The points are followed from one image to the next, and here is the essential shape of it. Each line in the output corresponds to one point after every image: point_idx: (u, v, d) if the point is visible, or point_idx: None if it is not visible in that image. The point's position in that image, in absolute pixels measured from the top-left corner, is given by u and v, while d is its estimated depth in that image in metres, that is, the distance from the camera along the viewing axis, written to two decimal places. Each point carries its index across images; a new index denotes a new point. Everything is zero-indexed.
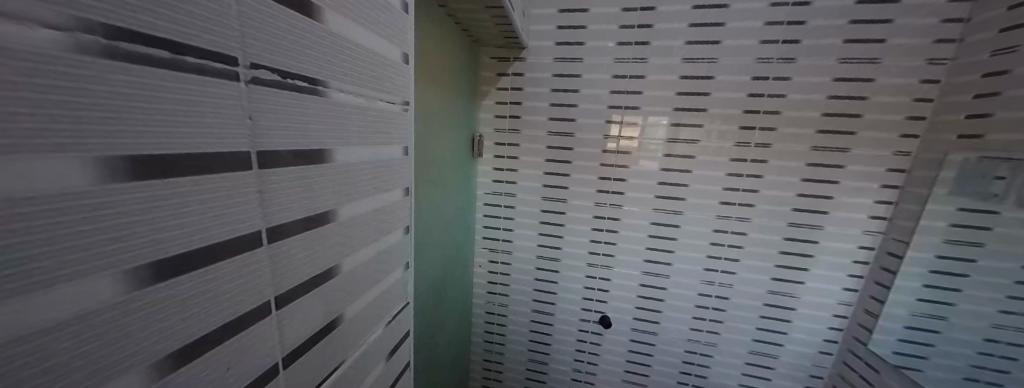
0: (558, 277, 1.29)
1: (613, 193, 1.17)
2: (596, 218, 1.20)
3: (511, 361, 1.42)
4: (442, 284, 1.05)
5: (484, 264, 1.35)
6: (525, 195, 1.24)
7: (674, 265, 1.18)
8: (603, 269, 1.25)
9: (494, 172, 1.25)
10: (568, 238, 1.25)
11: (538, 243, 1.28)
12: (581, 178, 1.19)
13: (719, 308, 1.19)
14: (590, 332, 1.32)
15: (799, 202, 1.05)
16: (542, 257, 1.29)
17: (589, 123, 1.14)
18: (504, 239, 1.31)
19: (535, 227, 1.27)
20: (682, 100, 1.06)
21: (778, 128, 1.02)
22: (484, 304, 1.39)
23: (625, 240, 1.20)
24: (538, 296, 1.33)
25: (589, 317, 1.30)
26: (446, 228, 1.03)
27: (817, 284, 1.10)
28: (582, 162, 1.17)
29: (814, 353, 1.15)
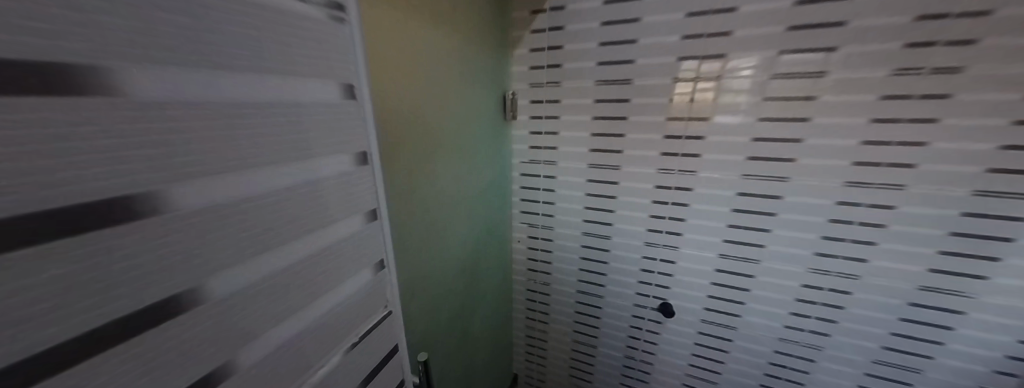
0: (608, 257, 1.11)
1: (684, 156, 0.89)
2: (658, 189, 0.95)
3: (555, 341, 1.33)
4: (474, 264, 0.95)
5: (524, 240, 1.22)
6: (568, 163, 1.04)
7: (768, 248, 0.89)
8: (668, 249, 1.01)
9: (531, 137, 1.07)
10: (620, 213, 1.03)
11: (584, 219, 1.09)
12: (640, 137, 0.93)
13: (832, 306, 0.89)
14: (648, 319, 1.13)
15: (1006, 159, 0.66)
16: (589, 234, 1.10)
17: (653, 65, 0.85)
18: (544, 214, 1.15)
19: (580, 200, 1.07)
20: (804, 14, 0.70)
21: (985, 38, 0.62)
22: (525, 281, 1.29)
23: (699, 216, 0.94)
24: (583, 276, 1.18)
25: (645, 303, 1.11)
26: (474, 202, 0.90)
27: (1022, 283, 0.72)
28: (641, 118, 0.91)
29: (987, 374, 0.81)
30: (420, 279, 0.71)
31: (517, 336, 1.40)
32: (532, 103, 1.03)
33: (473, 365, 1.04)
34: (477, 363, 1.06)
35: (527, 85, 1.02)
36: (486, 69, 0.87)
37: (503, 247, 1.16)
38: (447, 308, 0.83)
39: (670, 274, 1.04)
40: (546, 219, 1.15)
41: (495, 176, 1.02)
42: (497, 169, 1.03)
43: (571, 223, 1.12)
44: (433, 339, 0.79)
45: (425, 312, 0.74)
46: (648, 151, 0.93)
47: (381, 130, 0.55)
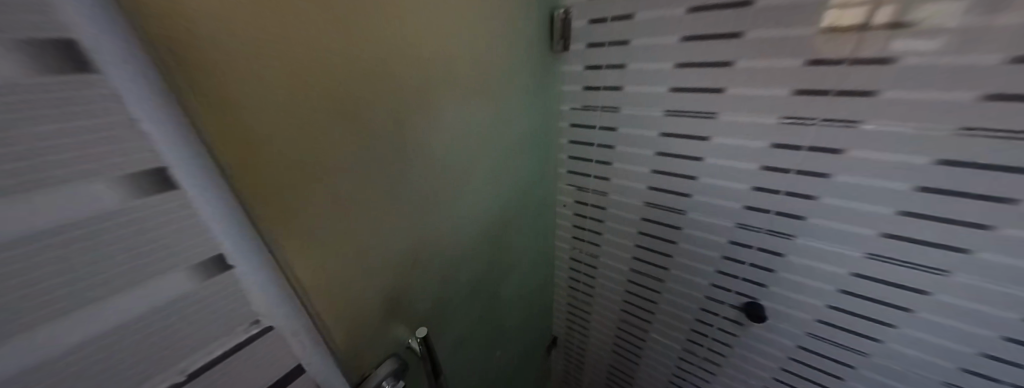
0: (676, 236, 0.85)
1: (839, 96, 0.53)
2: (773, 149, 0.62)
3: (600, 316, 1.20)
4: (503, 228, 0.83)
5: (570, 204, 1.04)
6: (633, 110, 0.77)
7: (978, 259, 0.52)
8: (772, 238, 0.71)
9: (587, 74, 0.80)
10: (703, 180, 0.74)
11: (650, 186, 0.83)
12: (758, 66, 0.58)
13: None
14: (722, 317, 0.89)
15: None
16: (654, 206, 0.85)
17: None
18: (597, 177, 0.92)
19: (645, 160, 0.81)
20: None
21: None
22: (569, 250, 1.14)
23: (843, 194, 0.59)
24: (640, 254, 0.96)
25: (722, 299, 0.86)
26: (500, 161, 0.73)
27: None
28: (763, 35, 0.56)
29: None
30: (428, 243, 0.61)
31: (558, 303, 1.31)
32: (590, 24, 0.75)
33: (503, 328, 0.99)
34: (507, 327, 1.02)
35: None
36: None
37: (544, 209, 1.01)
38: (467, 274, 0.75)
39: (768, 269, 0.75)
40: (599, 182, 0.93)
41: (535, 124, 0.82)
42: (538, 115, 0.82)
43: (630, 190, 0.88)
44: (450, 305, 0.72)
45: (437, 279, 0.66)
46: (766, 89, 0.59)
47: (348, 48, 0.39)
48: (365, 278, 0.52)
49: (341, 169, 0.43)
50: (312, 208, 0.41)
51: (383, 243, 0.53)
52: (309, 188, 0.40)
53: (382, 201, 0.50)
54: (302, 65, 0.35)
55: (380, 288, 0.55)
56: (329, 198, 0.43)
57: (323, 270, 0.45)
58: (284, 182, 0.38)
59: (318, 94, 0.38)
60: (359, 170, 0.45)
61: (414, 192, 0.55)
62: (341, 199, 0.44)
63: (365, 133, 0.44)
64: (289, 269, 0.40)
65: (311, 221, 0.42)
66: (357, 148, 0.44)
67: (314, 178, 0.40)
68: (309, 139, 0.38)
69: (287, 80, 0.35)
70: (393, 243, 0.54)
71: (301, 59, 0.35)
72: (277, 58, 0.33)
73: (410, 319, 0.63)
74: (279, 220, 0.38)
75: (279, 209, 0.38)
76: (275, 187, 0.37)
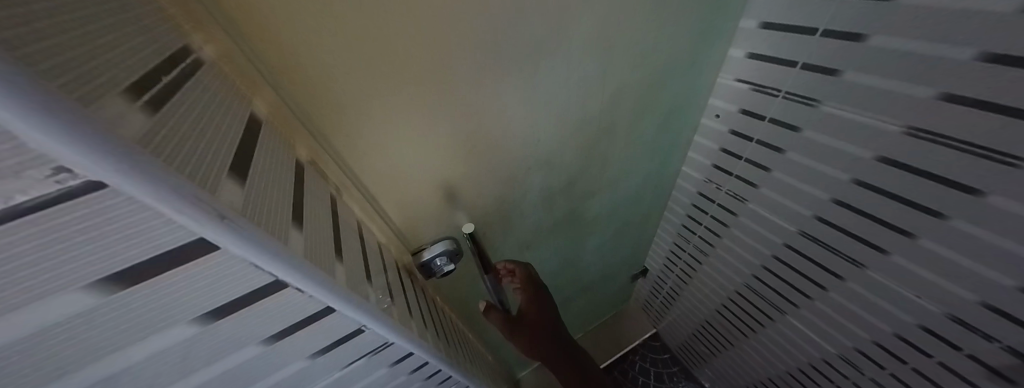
0: (949, 206, 0.45)
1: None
2: None
3: (714, 269, 0.96)
4: (600, 136, 0.64)
5: (727, 115, 0.69)
6: None
7: None
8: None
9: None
10: None
11: (939, 94, 0.41)
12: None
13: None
14: (964, 354, 0.54)
15: None
16: (921, 138, 0.44)
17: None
18: (806, 68, 0.53)
19: (975, 41, 0.36)
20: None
21: None
22: (700, 182, 0.84)
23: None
24: (831, 217, 0.61)
25: (994, 335, 0.49)
26: (617, 57, 0.52)
27: None
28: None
29: None
30: (492, 141, 0.52)
31: (661, 238, 1.10)
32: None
33: (581, 243, 0.93)
34: (585, 244, 0.94)
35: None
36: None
37: (678, 118, 0.71)
38: (540, 182, 0.65)
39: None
40: (804, 81, 0.54)
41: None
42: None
43: (881, 100, 0.46)
44: (518, 208, 0.68)
45: (503, 180, 0.59)
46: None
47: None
48: (423, 189, 0.51)
49: (372, 34, 0.32)
50: (359, 108, 0.37)
51: (437, 136, 0.46)
52: (336, 55, 0.32)
53: (430, 82, 0.40)
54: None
55: (438, 183, 0.52)
56: (365, 74, 0.35)
57: (375, 156, 0.43)
58: (320, 96, 0.34)
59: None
60: (404, 46, 0.35)
61: (472, 74, 0.42)
62: (388, 111, 0.39)
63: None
64: (335, 146, 0.39)
65: (349, 98, 0.36)
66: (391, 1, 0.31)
67: (340, 43, 0.32)
68: (345, 46, 0.32)
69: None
70: (449, 137, 0.47)
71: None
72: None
73: (475, 215, 0.61)
74: (313, 93, 0.34)
75: (308, 79, 0.33)
76: (313, 100, 0.34)
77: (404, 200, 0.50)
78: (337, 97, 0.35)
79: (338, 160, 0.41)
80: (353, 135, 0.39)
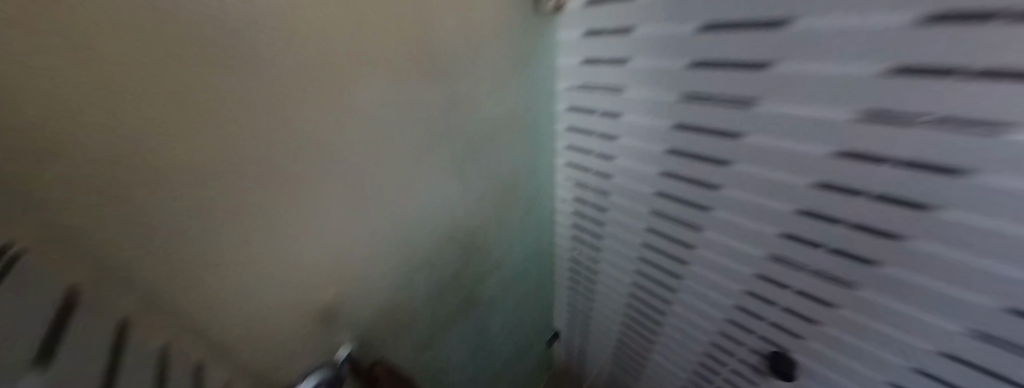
0: (688, 256, 0.70)
1: (986, 81, 0.28)
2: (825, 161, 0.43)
3: (600, 322, 1.11)
4: (469, 233, 0.77)
5: (568, 201, 0.92)
6: (638, 91, 0.60)
7: None
8: (823, 283, 0.52)
9: (586, 43, 0.64)
10: (724, 193, 0.57)
11: (657, 191, 0.68)
12: (824, 31, 0.36)
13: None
14: (742, 361, 0.72)
15: None
16: (661, 215, 0.70)
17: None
18: (597, 172, 0.78)
19: (657, 164, 0.65)
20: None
21: None
22: (569, 251, 1.05)
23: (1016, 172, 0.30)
24: (644, 269, 0.82)
25: (745, 342, 0.69)
26: (466, 173, 0.69)
27: None
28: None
29: None
30: (362, 250, 0.57)
31: (560, 301, 1.24)
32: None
33: (484, 325, 0.98)
34: (489, 325, 1.00)
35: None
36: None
37: (535, 206, 0.92)
38: (424, 278, 0.72)
39: (813, 320, 0.56)
40: (599, 180, 0.79)
41: (513, 116, 0.71)
42: (516, 105, 0.70)
43: (636, 193, 0.73)
44: (408, 305, 0.71)
45: (386, 285, 0.64)
46: (832, 64, 0.37)
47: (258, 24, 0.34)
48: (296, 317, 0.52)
49: (236, 168, 0.38)
50: (213, 263, 0.40)
51: (299, 251, 0.48)
52: (187, 194, 0.35)
53: (292, 211, 0.45)
54: (152, 66, 0.28)
55: (310, 306, 0.53)
56: (222, 205, 0.38)
57: (216, 283, 0.41)
58: (165, 268, 0.36)
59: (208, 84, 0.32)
60: (263, 205, 0.42)
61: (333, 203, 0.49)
62: (250, 257, 0.43)
63: (270, 126, 0.38)
64: (168, 284, 0.37)
65: (195, 229, 0.37)
66: (258, 145, 0.38)
67: (193, 219, 0.36)
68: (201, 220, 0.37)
69: (167, 64, 0.29)
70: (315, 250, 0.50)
71: (193, 32, 0.30)
72: (121, 63, 0.26)
73: (350, 320, 0.61)
74: (147, 233, 0.33)
75: (150, 221, 0.33)
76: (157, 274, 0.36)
77: (247, 323, 0.47)
78: (187, 262, 0.37)
79: (169, 298, 0.38)
80: (199, 266, 0.39)
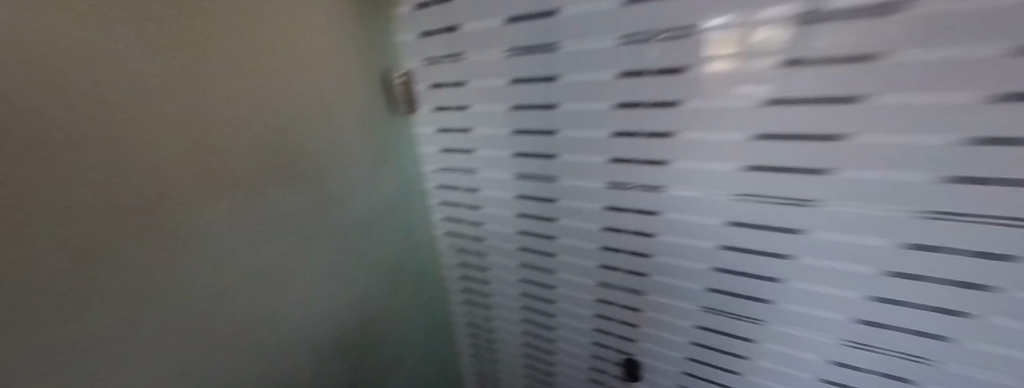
0: (553, 296, 0.83)
1: (646, 163, 0.53)
2: (608, 211, 0.62)
3: (507, 380, 1.12)
4: (341, 321, 0.73)
5: (453, 267, 0.97)
6: (487, 171, 0.73)
7: (776, 307, 0.53)
8: (630, 296, 0.70)
9: (441, 136, 0.74)
10: (563, 241, 0.73)
11: (519, 246, 0.81)
12: (579, 136, 0.57)
13: (927, 352, 0.44)
14: (610, 375, 0.86)
15: None
16: (527, 266, 0.82)
17: (585, 12, 0.45)
18: (472, 237, 0.87)
19: (514, 223, 0.78)
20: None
21: None
22: (464, 315, 1.06)
23: (676, 209, 0.54)
24: (528, 315, 0.92)
25: (606, 356, 0.83)
26: (332, 262, 0.68)
27: None
28: (573, 102, 0.54)
29: None
30: (244, 311, 0.56)
31: (467, 372, 1.18)
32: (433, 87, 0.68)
33: None
34: None
35: (422, 60, 0.67)
36: (343, 43, 0.60)
37: (421, 278, 0.93)
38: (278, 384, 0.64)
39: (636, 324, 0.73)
40: (475, 244, 0.88)
41: (381, 198, 0.75)
42: (386, 186, 0.75)
43: (504, 250, 0.84)
44: None
45: None
46: (586, 155, 0.58)
47: (240, 75, 0.47)
48: None
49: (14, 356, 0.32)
50: None
51: (125, 357, 0.42)
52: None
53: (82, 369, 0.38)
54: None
55: None
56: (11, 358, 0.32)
57: None
58: None
59: (188, 107, 0.42)
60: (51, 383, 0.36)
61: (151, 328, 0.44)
62: None
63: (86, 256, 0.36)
64: (89, 290, 0.37)
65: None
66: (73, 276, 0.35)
67: None
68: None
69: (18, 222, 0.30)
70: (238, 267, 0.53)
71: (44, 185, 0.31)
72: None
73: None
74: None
75: None
76: None
77: None
78: None
79: (80, 307, 0.37)
80: (123, 274, 0.40)
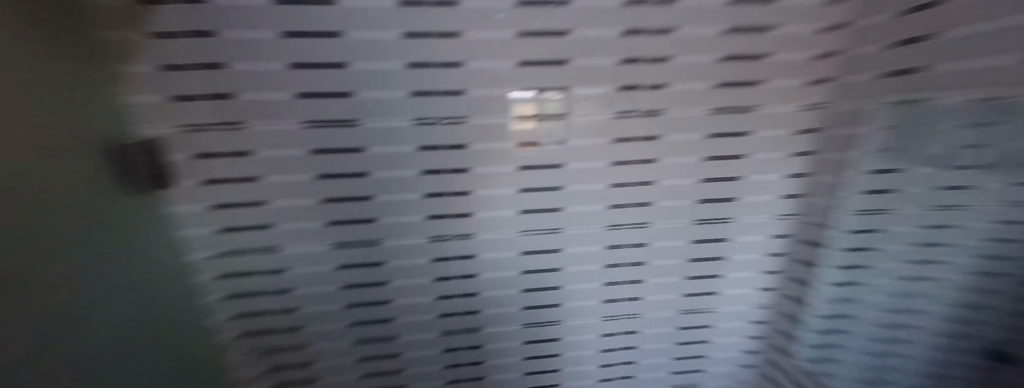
0: (399, 364, 0.76)
1: (458, 217, 0.61)
2: (436, 263, 0.65)
3: None
4: None
5: (257, 378, 0.73)
6: (297, 247, 0.61)
7: (564, 306, 0.71)
8: (470, 335, 0.74)
9: (220, 213, 0.56)
10: (399, 303, 0.69)
11: (350, 323, 0.70)
12: (393, 199, 0.59)
13: (633, 308, 0.72)
14: None
15: (706, 191, 0.63)
16: (365, 342, 0.72)
17: (379, 97, 0.51)
18: (284, 331, 0.69)
19: (340, 299, 0.67)
20: (725, 73, 0.55)
21: (672, 85, 0.55)
22: None
23: (487, 249, 0.65)
24: None
25: None
26: None
27: (744, 291, 0.72)
28: (384, 172, 0.56)
29: (734, 368, 0.81)
30: None
31: None
32: (204, 158, 0.52)
33: None
34: None
35: (175, 127, 0.49)
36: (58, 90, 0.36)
37: None
38: None
39: (478, 361, 0.77)
40: (290, 338, 0.70)
41: (131, 323, 0.48)
42: (138, 303, 0.50)
43: (330, 333, 0.70)
44: None
45: None
46: (404, 215, 0.60)
47: None
48: None
49: None
50: None
51: None
52: None
53: None
54: None
55: None
56: None
57: None
58: None
59: None
60: None
61: None
62: None
63: None
64: None
65: None
66: None
67: None
68: None
69: None
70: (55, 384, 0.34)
71: None
72: None
73: None
74: None
75: None
76: None
77: None
78: None
79: None
80: None
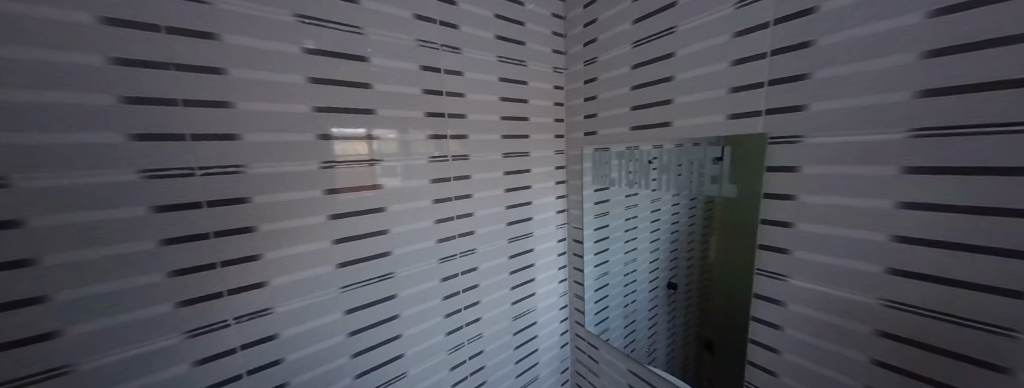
0: None
1: (235, 293, 0.47)
2: (204, 366, 0.46)
3: None
4: None
5: None
6: None
7: (407, 353, 0.67)
8: None
9: None
10: None
11: None
12: (98, 291, 0.38)
13: (474, 329, 0.78)
14: None
15: (511, 214, 0.79)
16: None
17: (54, 142, 0.34)
18: None
19: None
20: (507, 127, 0.74)
21: (470, 135, 0.68)
22: None
23: (293, 322, 0.52)
24: None
25: None
26: None
27: (550, 286, 0.92)
28: (63, 253, 0.35)
29: (560, 351, 0.99)
30: None
31: None
32: None
33: None
34: None
35: None
36: None
37: None
38: None
39: None
40: None
41: None
42: None
43: None
44: None
45: None
46: (128, 312, 0.40)
47: None
48: None
49: None
50: None
51: None
52: None
53: None
54: None
55: None
56: None
57: None
58: None
59: None
60: None
61: None
62: None
63: None
64: None
65: None
66: None
67: None
68: None
69: None
70: None
71: None
72: None
73: None
74: None
75: None
76: None
77: None
78: None
79: None
80: None
